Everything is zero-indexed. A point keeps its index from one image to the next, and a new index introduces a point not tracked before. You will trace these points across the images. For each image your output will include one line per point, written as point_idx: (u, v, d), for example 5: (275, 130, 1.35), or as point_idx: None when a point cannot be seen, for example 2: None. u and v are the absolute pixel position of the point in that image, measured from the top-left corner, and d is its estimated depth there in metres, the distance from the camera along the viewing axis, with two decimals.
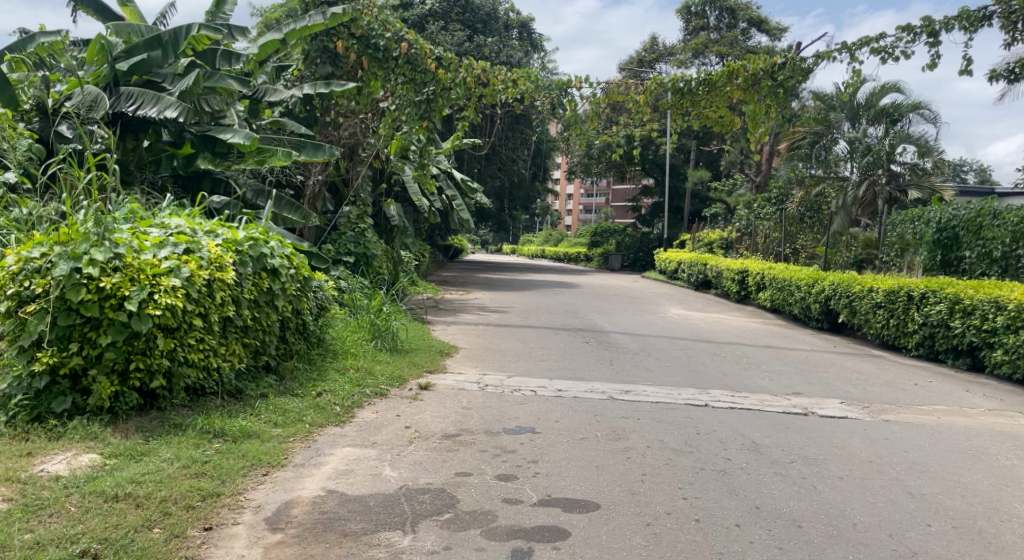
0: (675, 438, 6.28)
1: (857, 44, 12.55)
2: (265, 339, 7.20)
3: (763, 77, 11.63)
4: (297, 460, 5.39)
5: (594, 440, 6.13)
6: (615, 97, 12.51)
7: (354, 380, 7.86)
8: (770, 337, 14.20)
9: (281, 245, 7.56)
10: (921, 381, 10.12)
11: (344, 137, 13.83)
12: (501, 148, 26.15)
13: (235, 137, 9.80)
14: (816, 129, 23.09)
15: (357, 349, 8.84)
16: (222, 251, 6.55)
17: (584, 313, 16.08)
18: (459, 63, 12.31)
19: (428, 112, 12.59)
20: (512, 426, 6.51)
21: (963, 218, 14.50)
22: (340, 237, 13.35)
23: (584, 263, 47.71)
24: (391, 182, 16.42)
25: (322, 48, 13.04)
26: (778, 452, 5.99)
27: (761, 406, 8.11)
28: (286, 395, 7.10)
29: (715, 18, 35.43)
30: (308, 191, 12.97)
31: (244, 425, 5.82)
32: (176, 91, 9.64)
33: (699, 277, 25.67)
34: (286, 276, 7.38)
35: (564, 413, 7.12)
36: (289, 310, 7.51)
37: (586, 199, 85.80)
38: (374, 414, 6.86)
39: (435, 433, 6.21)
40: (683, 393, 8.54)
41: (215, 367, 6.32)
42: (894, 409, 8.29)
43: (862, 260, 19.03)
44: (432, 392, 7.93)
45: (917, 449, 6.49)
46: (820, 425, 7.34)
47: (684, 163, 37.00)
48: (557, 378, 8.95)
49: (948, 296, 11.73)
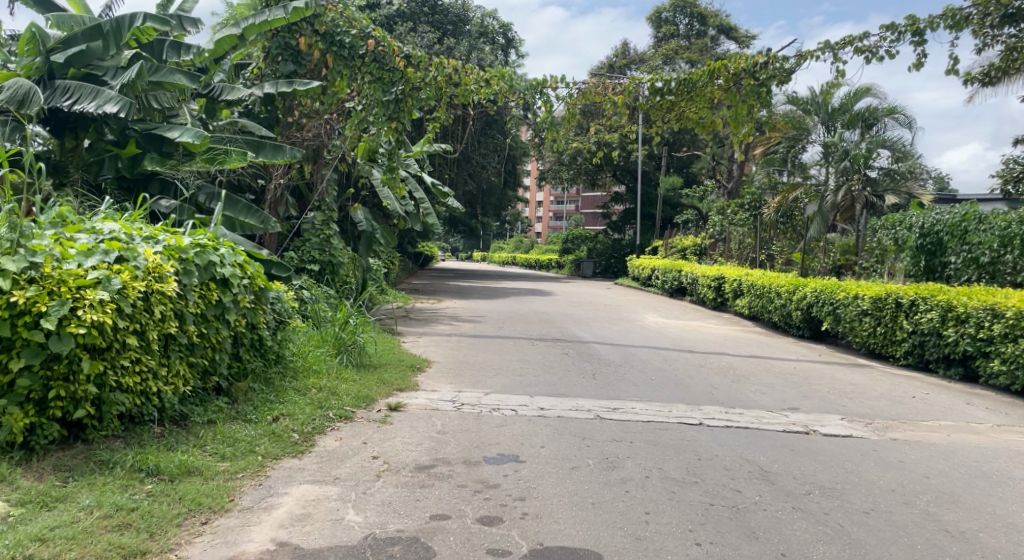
0: (676, 466, 5.63)
1: (840, 43, 12.21)
2: (215, 359, 6.45)
3: (745, 77, 11.11)
4: (245, 502, 4.65)
5: (586, 469, 5.46)
6: (592, 98, 11.84)
7: (316, 401, 7.09)
8: (752, 346, 13.63)
9: (233, 252, 6.80)
10: (919, 393, 9.58)
11: (307, 138, 13.15)
12: (471, 154, 25.48)
13: (183, 136, 9.01)
14: (791, 134, 22.65)
15: (320, 366, 8.08)
16: (162, 260, 5.81)
17: (560, 323, 15.41)
18: (430, 61, 11.46)
19: (397, 113, 11.54)
20: (493, 453, 5.81)
21: (947, 222, 14.03)
22: (303, 244, 12.54)
23: (555, 270, 47.19)
24: (358, 187, 15.70)
25: (284, 44, 12.27)
26: (792, 482, 5.37)
27: (758, 424, 7.50)
28: (239, 422, 6.34)
29: (686, 25, 35.22)
30: (269, 197, 12.23)
31: (185, 459, 5.05)
32: (116, 84, 8.82)
33: (674, 284, 25.13)
34: (239, 287, 6.62)
35: (550, 437, 6.43)
36: (241, 325, 6.75)
37: (556, 207, 85.46)
38: (337, 442, 6.10)
39: (406, 464, 5.48)
40: (674, 410, 7.89)
41: (153, 392, 5.59)
42: (898, 426, 7.72)
43: (841, 267, 18.41)
44: (404, 413, 7.18)
45: (939, 473, 5.90)
46: (827, 446, 6.73)
47: (655, 170, 36.50)
48: (538, 395, 8.26)
49: (940, 304, 11.18)
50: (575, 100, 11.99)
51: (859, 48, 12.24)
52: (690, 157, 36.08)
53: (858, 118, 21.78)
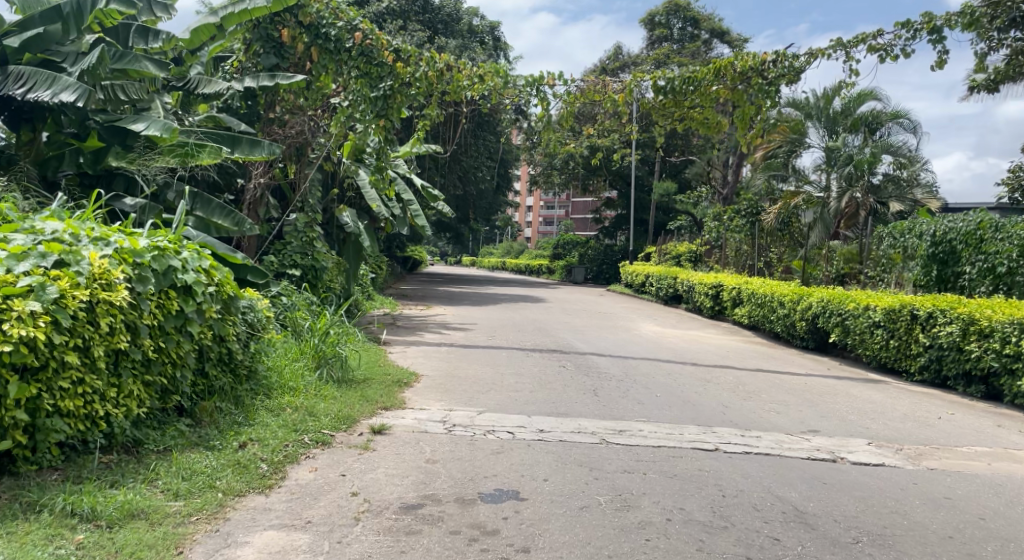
0: (699, 505, 4.96)
1: (852, 41, 11.56)
2: (175, 377, 5.74)
3: (753, 75, 10.40)
4: (196, 557, 3.99)
5: (598, 510, 4.79)
6: (591, 96, 11.13)
7: (290, 424, 6.33)
8: (757, 359, 12.94)
9: (199, 256, 6.08)
10: (944, 413, 8.92)
11: (290, 136, 12.10)
12: (462, 157, 24.74)
13: (150, 129, 8.29)
14: (791, 139, 21.91)
15: (298, 383, 7.32)
16: (110, 264, 5.14)
17: (554, 332, 14.68)
18: (420, 56, 10.82)
19: (386, 109, 10.93)
20: (490, 488, 5.11)
21: (961, 231, 13.33)
22: (284, 247, 11.78)
23: (546, 275, 46.54)
24: (343, 187, 14.89)
25: (266, 35, 11.30)
26: (835, 529, 4.72)
27: (780, 450, 6.81)
28: (200, 448, 5.59)
29: (679, 29, 34.62)
30: (248, 197, 11.55)
31: (129, 500, 4.33)
32: (75, 70, 8.02)
33: (669, 291, 24.42)
34: (204, 294, 5.90)
35: (552, 467, 5.72)
36: (207, 337, 6.02)
37: (547, 212, 84.93)
38: (312, 474, 5.35)
39: (390, 504, 4.77)
40: (685, 433, 7.18)
41: (99, 416, 4.94)
42: (933, 453, 7.02)
43: (845, 275, 17.77)
44: (389, 437, 6.43)
45: (995, 512, 5.28)
46: (861, 476, 6.07)
47: (648, 175, 35.80)
48: (536, 415, 7.55)
49: (961, 317, 10.52)
50: (573, 98, 11.27)
51: (873, 47, 11.59)
52: (684, 162, 35.41)
53: (861, 122, 20.95)
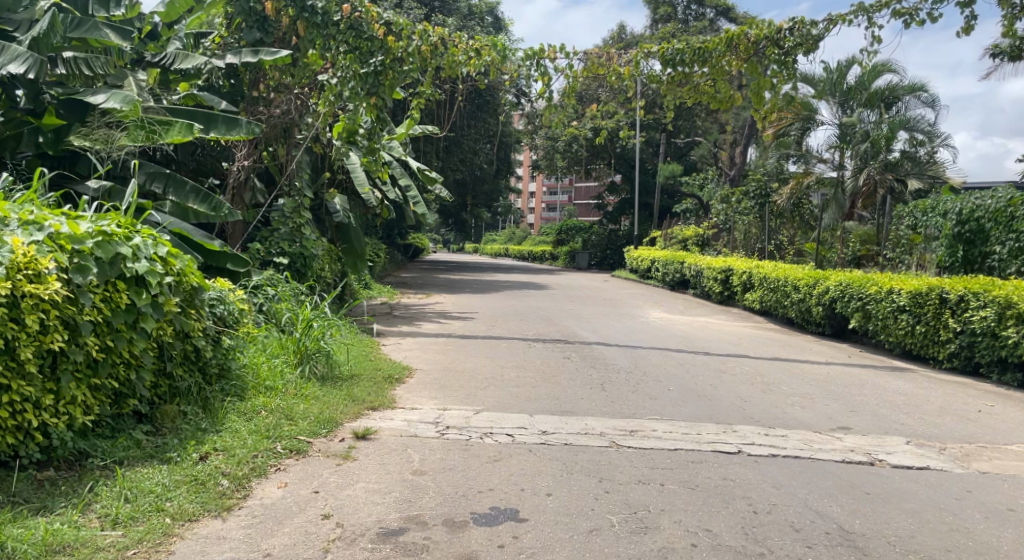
0: (728, 526, 4.26)
1: (875, 5, 10.78)
2: (130, 379, 5.03)
3: (768, 46, 9.57)
4: None
5: (610, 534, 4.11)
6: (595, 70, 10.28)
7: (262, 430, 5.60)
8: (772, 347, 12.21)
9: (154, 242, 5.36)
10: (983, 405, 8.20)
11: (275, 115, 11.16)
12: (461, 140, 23.99)
13: (110, 102, 7.65)
14: (804, 116, 20.47)
15: (276, 381, 6.58)
16: (39, 252, 4.47)
17: (558, 321, 13.94)
18: (412, 29, 10.15)
19: (376, 87, 10.20)
20: (485, 506, 4.42)
21: (990, 208, 12.50)
22: (271, 234, 10.97)
23: (550, 262, 45.82)
24: (334, 170, 14.11)
25: (248, 8, 10.49)
26: (889, 554, 4.03)
27: (811, 451, 6.09)
28: (154, 460, 4.87)
29: (683, 8, 33.82)
30: (232, 180, 10.81)
31: (52, 532, 3.71)
32: (25, 40, 7.31)
33: (675, 276, 23.73)
34: (160, 284, 5.18)
35: (557, 478, 5.01)
36: (166, 332, 5.31)
37: (550, 197, 84.21)
38: (281, 490, 4.67)
39: (366, 529, 4.09)
40: (704, 434, 6.44)
41: (34, 428, 4.33)
42: (981, 452, 6.31)
43: (861, 257, 17.16)
44: (373, 444, 5.72)
45: None
46: (906, 482, 5.36)
47: (653, 157, 35.08)
48: (539, 414, 6.82)
49: (996, 300, 9.79)
50: (577, 73, 10.47)
51: (897, 11, 10.81)
52: (689, 144, 34.61)
53: (877, 97, 19.95)
